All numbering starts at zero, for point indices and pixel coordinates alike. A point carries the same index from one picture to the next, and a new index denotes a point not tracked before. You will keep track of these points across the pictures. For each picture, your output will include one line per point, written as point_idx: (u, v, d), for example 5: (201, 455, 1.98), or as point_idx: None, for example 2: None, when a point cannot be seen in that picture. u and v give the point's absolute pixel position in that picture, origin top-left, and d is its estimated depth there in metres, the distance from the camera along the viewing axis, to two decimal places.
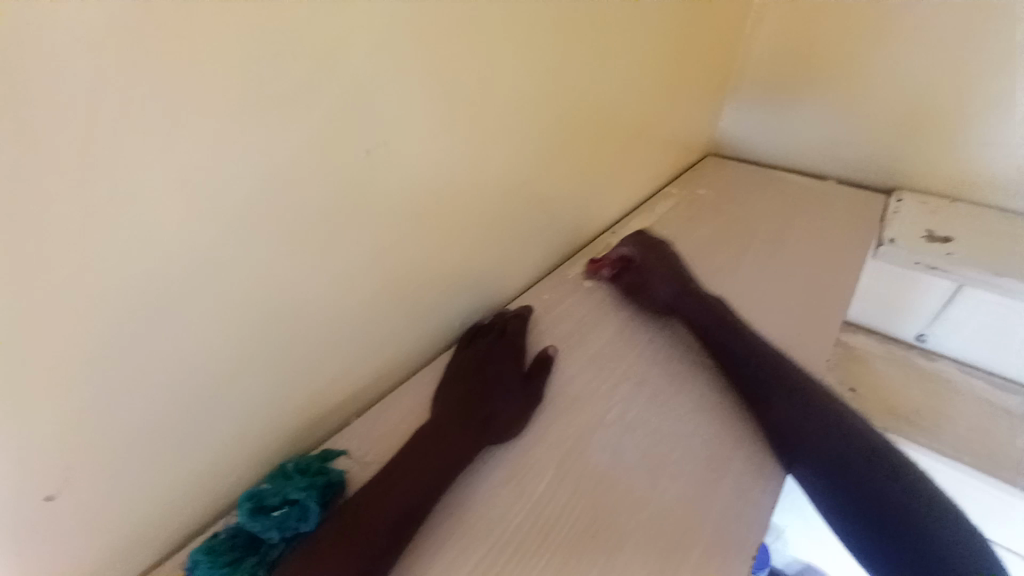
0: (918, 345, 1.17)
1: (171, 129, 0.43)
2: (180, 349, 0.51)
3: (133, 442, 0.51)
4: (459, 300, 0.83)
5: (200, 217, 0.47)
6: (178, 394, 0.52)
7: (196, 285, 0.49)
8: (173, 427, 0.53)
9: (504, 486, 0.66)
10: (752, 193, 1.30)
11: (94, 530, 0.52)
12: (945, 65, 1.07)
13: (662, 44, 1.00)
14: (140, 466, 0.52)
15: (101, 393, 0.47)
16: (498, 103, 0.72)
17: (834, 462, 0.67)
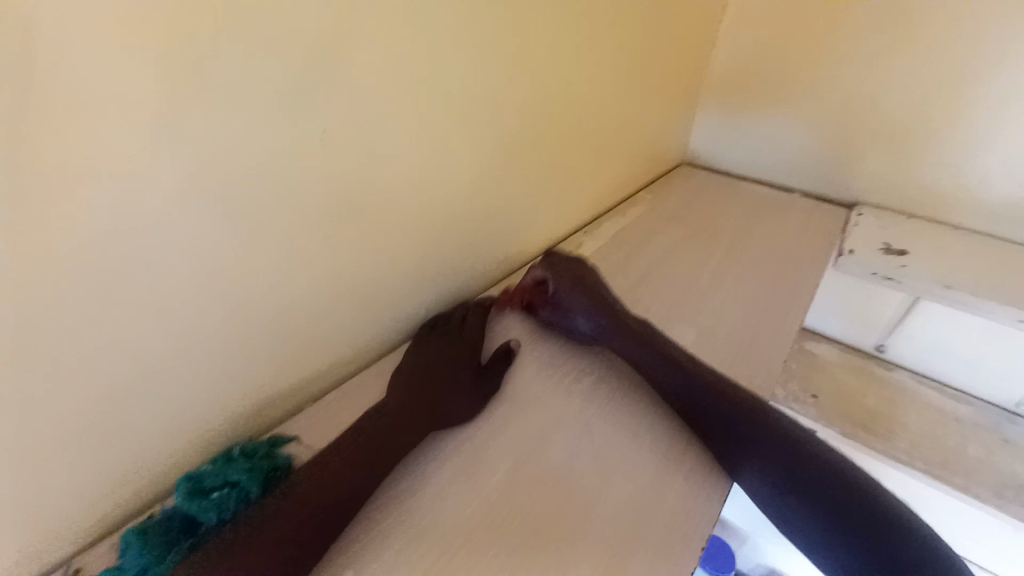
0: (879, 355, 1.39)
1: (125, 99, 0.44)
2: (121, 324, 0.51)
3: (70, 416, 0.51)
4: (425, 287, 0.85)
5: (148, 186, 0.48)
6: (117, 369, 0.53)
7: (140, 260, 0.50)
8: (111, 402, 0.53)
9: (454, 480, 0.66)
10: (720, 200, 1.36)
11: (17, 512, 0.51)
12: (898, 89, 1.19)
13: (634, 48, 1.08)
14: (71, 444, 0.52)
15: (34, 364, 0.47)
16: (470, 90, 0.77)
17: (782, 462, 0.67)
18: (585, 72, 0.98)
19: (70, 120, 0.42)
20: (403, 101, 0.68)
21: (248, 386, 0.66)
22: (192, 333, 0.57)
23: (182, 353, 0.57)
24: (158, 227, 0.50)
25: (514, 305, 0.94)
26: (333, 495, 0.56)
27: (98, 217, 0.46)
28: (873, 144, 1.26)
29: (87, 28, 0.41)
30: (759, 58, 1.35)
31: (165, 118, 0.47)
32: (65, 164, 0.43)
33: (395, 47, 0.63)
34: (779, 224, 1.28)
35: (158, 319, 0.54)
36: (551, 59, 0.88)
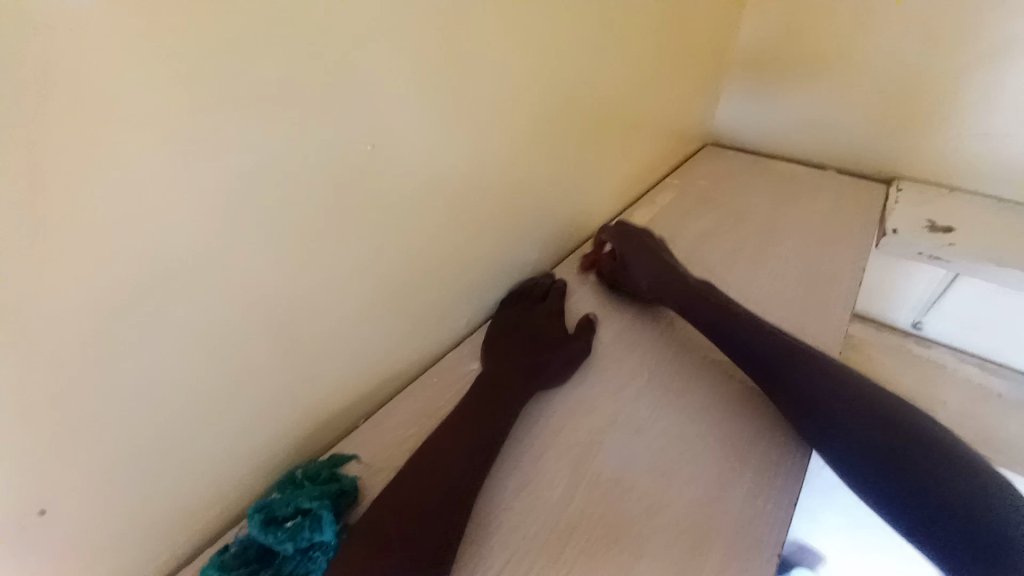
0: (915, 333, 1.35)
1: (163, 133, 0.43)
2: (176, 362, 0.51)
3: (133, 451, 0.51)
4: (466, 293, 0.85)
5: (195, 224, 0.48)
6: (178, 406, 0.53)
7: (189, 299, 0.50)
8: (173, 438, 0.54)
9: (516, 496, 0.66)
10: (752, 182, 1.32)
11: (93, 547, 0.52)
12: (936, 59, 1.13)
13: (660, 29, 1.03)
14: (139, 482, 0.53)
15: (99, 407, 0.48)
16: (500, 92, 0.74)
17: (866, 443, 0.64)
18: (614, 57, 0.93)
19: (115, 162, 0.41)
20: (433, 106, 0.65)
21: (302, 406, 0.66)
22: (241, 360, 0.57)
23: (233, 380, 0.57)
24: (206, 261, 0.50)
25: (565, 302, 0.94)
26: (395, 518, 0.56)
27: (148, 257, 0.46)
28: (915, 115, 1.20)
29: (123, 69, 0.39)
30: (783, 32, 1.30)
31: (201, 148, 0.46)
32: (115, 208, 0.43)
33: (422, 52, 0.61)
34: (814, 204, 1.24)
35: (208, 349, 0.54)
36: (579, 48, 0.84)
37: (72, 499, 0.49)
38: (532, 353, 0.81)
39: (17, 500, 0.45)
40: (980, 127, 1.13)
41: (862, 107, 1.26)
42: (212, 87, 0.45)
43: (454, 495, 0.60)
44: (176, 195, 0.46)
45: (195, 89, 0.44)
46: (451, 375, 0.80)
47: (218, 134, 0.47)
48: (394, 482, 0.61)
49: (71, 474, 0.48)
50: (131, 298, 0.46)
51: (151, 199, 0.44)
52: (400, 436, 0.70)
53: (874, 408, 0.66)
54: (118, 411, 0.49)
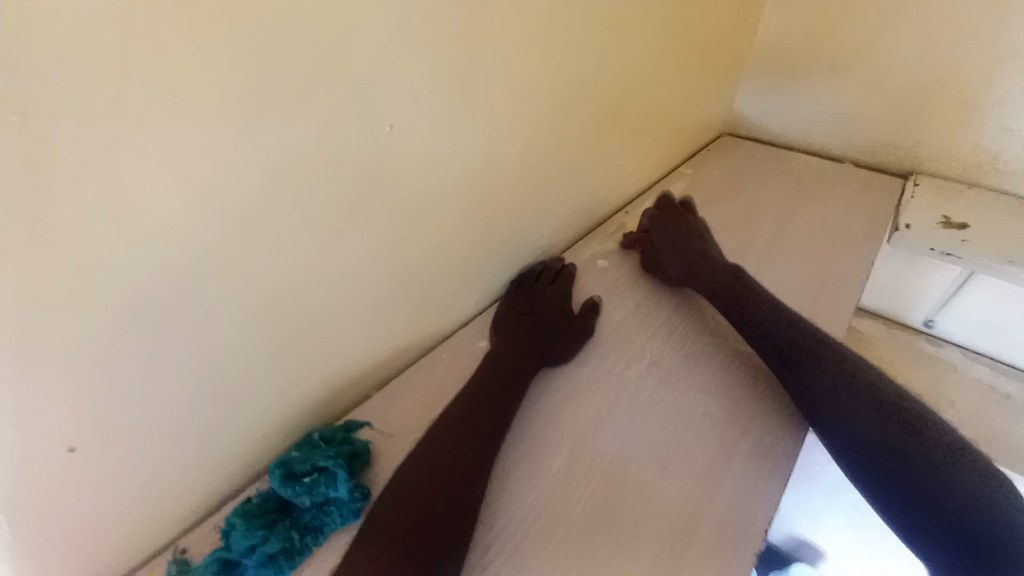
0: (926, 331, 1.34)
1: (200, 112, 0.45)
2: (206, 326, 0.55)
3: (167, 405, 0.56)
4: (479, 274, 0.87)
5: (227, 199, 0.51)
6: (208, 368, 0.57)
7: (219, 269, 0.53)
8: (200, 396, 0.58)
9: (520, 466, 0.69)
10: (767, 173, 1.32)
11: (130, 492, 0.57)
12: (969, 52, 1.10)
13: (683, 16, 1.02)
14: (170, 435, 0.57)
15: (135, 366, 0.51)
16: (520, 78, 0.75)
17: (858, 436, 0.67)
18: (634, 44, 0.93)
19: (156, 135, 0.43)
20: (455, 91, 0.67)
21: (320, 375, 0.70)
22: (266, 329, 0.61)
23: (257, 347, 0.61)
24: (237, 235, 0.53)
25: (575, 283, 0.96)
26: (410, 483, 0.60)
27: (184, 228, 0.49)
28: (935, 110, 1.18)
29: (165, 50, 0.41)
30: (812, 19, 1.26)
31: (235, 127, 0.48)
32: (153, 179, 0.45)
33: (446, 36, 0.62)
34: (829, 197, 1.23)
35: (237, 318, 0.57)
36: (601, 34, 0.84)
37: (105, 443, 0.53)
38: (541, 332, 0.84)
39: (59, 445, 0.49)
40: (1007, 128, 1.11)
41: (888, 99, 1.24)
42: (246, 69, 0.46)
43: (463, 464, 0.64)
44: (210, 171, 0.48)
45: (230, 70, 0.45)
46: (464, 353, 0.83)
47: (252, 113, 0.49)
48: (409, 450, 0.65)
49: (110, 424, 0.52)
50: (166, 266, 0.49)
51: (185, 173, 0.46)
52: (414, 407, 0.74)
53: (870, 401, 0.68)
54: (152, 370, 0.53)
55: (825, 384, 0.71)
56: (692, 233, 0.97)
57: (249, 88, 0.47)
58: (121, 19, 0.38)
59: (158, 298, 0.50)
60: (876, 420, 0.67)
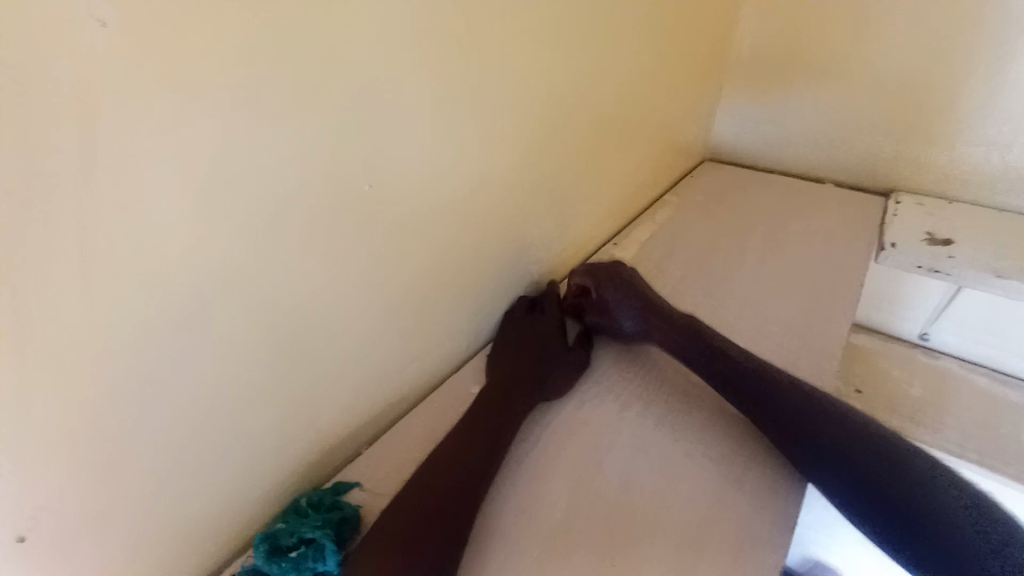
0: (921, 344, 1.33)
1: (168, 166, 0.45)
2: (179, 388, 0.53)
3: (143, 474, 0.53)
4: (468, 315, 0.86)
5: (204, 254, 0.50)
6: (183, 435, 0.55)
7: (194, 326, 0.51)
8: (173, 463, 0.55)
9: (519, 516, 0.67)
10: (750, 196, 1.33)
11: (90, 575, 0.52)
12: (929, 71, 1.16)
13: (657, 50, 1.07)
14: (140, 508, 0.54)
15: (100, 433, 0.48)
16: (501, 118, 0.77)
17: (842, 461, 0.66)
18: (612, 81, 0.96)
19: (128, 194, 0.43)
20: (440, 136, 0.69)
21: (308, 432, 0.68)
22: (253, 385, 0.59)
23: (243, 407, 0.59)
24: (213, 291, 0.52)
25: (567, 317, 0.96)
26: (405, 537, 0.58)
27: (159, 287, 0.48)
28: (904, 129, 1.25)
29: (137, 108, 0.42)
30: (780, 45, 1.32)
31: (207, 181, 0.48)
32: (125, 239, 0.44)
33: (429, 85, 0.64)
34: (815, 217, 1.24)
35: (220, 377, 0.55)
36: (579, 74, 0.88)
37: (71, 521, 0.49)
38: (536, 369, 0.82)
39: (5, 523, 0.45)
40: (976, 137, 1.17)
41: (860, 118, 1.29)
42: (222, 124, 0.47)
43: (457, 513, 0.62)
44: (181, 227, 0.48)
45: (207, 126, 0.46)
46: (456, 397, 0.81)
47: (230, 168, 0.49)
48: (401, 498, 0.63)
49: (79, 498, 0.49)
50: (132, 325, 0.47)
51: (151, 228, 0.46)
52: (406, 458, 0.71)
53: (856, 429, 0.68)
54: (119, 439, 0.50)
55: (820, 405, 0.71)
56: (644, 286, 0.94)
57: (230, 143, 0.48)
58: (98, 86, 0.40)
59: (134, 358, 0.48)
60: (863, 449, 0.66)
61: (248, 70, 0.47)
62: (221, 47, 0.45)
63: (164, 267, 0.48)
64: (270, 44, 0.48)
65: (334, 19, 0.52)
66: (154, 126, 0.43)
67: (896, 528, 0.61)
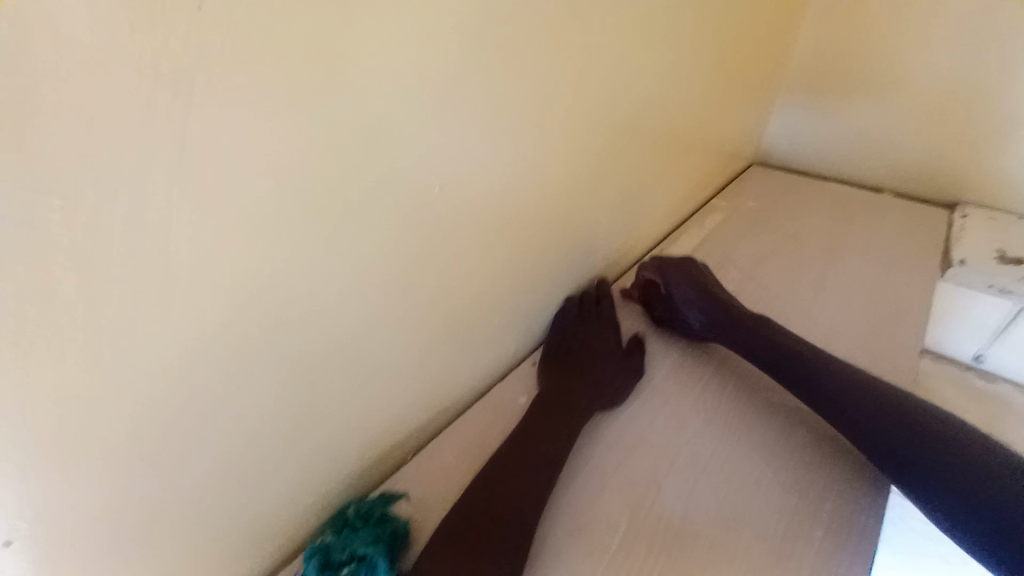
0: (977, 365, 1.25)
1: (244, 162, 0.43)
2: (243, 389, 0.52)
3: (200, 480, 0.53)
4: (516, 321, 0.83)
5: (272, 252, 0.49)
6: (245, 436, 0.54)
7: (261, 327, 0.51)
8: (235, 464, 0.55)
9: (575, 537, 0.64)
10: (803, 203, 1.27)
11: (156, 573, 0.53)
12: (1006, 77, 1.09)
13: (719, 47, 1.01)
14: (203, 508, 0.54)
15: (169, 435, 0.48)
16: (559, 117, 0.74)
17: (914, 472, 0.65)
18: (670, 82, 0.92)
19: (198, 205, 0.42)
20: (502, 139, 0.67)
21: (357, 436, 0.67)
22: (307, 389, 0.59)
23: (295, 412, 0.58)
24: (279, 292, 0.51)
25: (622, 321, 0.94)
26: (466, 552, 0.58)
27: (224, 295, 0.47)
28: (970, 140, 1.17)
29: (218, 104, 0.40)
30: (841, 45, 1.25)
31: (281, 181, 0.47)
32: (196, 250, 0.43)
33: (490, 90, 0.62)
34: (874, 229, 1.17)
35: (277, 382, 0.55)
36: (638, 76, 0.84)
37: (129, 530, 0.49)
38: (587, 380, 0.80)
39: (83, 522, 0.45)
40: None
41: (925, 125, 1.21)
42: (297, 119, 0.45)
43: (511, 524, 0.61)
44: (255, 225, 0.46)
45: (283, 122, 0.45)
46: (502, 407, 0.78)
47: (300, 171, 0.48)
48: (455, 508, 0.62)
49: (146, 503, 0.49)
50: (203, 327, 0.47)
51: (226, 225, 0.44)
52: (455, 470, 0.70)
53: (929, 437, 0.65)
54: (187, 440, 0.50)
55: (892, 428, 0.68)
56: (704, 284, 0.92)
57: (301, 151, 0.47)
58: (176, 80, 0.37)
59: (199, 363, 0.48)
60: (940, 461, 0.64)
61: (320, 78, 0.46)
62: (297, 55, 0.43)
63: (236, 266, 0.47)
64: (343, 49, 0.46)
65: (405, 23, 0.50)
66: (231, 137, 0.42)
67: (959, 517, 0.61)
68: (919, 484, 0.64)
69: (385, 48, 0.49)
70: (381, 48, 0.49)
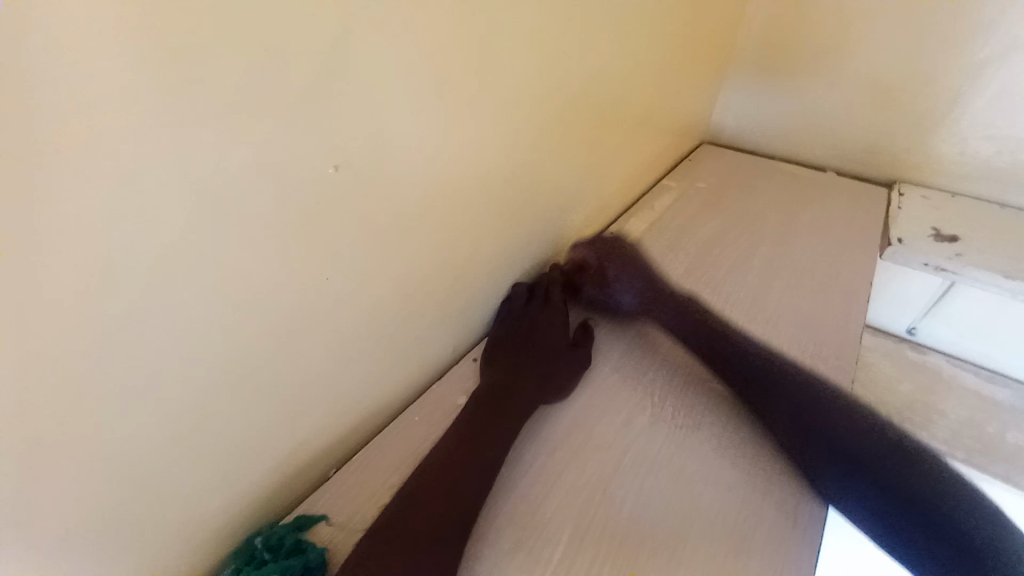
0: (910, 338, 1.28)
1: (76, 116, 0.33)
2: (123, 413, 0.43)
3: (29, 540, 0.42)
4: (455, 314, 0.77)
5: (141, 245, 0.39)
6: (128, 468, 0.46)
7: (136, 337, 0.42)
8: (118, 502, 0.46)
9: (515, 552, 0.59)
10: (752, 183, 1.26)
11: None
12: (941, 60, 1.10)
13: (665, 21, 0.96)
14: (82, 556, 0.46)
15: (21, 472, 0.39)
16: (492, 92, 0.66)
17: (850, 463, 0.66)
18: (616, 56, 0.86)
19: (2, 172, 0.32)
20: (428, 120, 0.59)
21: (269, 457, 0.59)
22: (196, 417, 0.49)
23: (182, 444, 0.49)
24: (157, 294, 0.42)
25: (573, 309, 0.90)
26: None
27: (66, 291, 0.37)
28: (908, 121, 1.18)
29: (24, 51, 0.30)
30: (788, 22, 1.22)
31: (137, 153, 0.37)
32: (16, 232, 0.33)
33: (410, 64, 0.53)
34: (820, 210, 1.17)
35: (145, 414, 0.45)
36: (579, 51, 0.77)
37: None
38: (534, 373, 0.75)
39: None
40: (979, 132, 1.12)
41: (869, 107, 1.21)
42: (148, 74, 0.35)
43: (445, 538, 0.56)
44: (110, 206, 0.37)
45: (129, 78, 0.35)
46: (438, 412, 0.72)
47: (162, 139, 0.37)
48: (381, 522, 0.57)
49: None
50: (53, 337, 0.37)
51: (64, 202, 0.35)
52: (385, 486, 0.64)
53: (854, 430, 0.68)
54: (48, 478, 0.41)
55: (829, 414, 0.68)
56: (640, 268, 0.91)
57: (152, 115, 0.36)
58: None
59: (52, 383, 0.38)
60: (864, 450, 0.66)
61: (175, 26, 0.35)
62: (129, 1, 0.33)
63: (86, 259, 0.37)
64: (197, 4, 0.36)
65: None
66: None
67: (885, 509, 0.63)
68: (846, 480, 0.65)
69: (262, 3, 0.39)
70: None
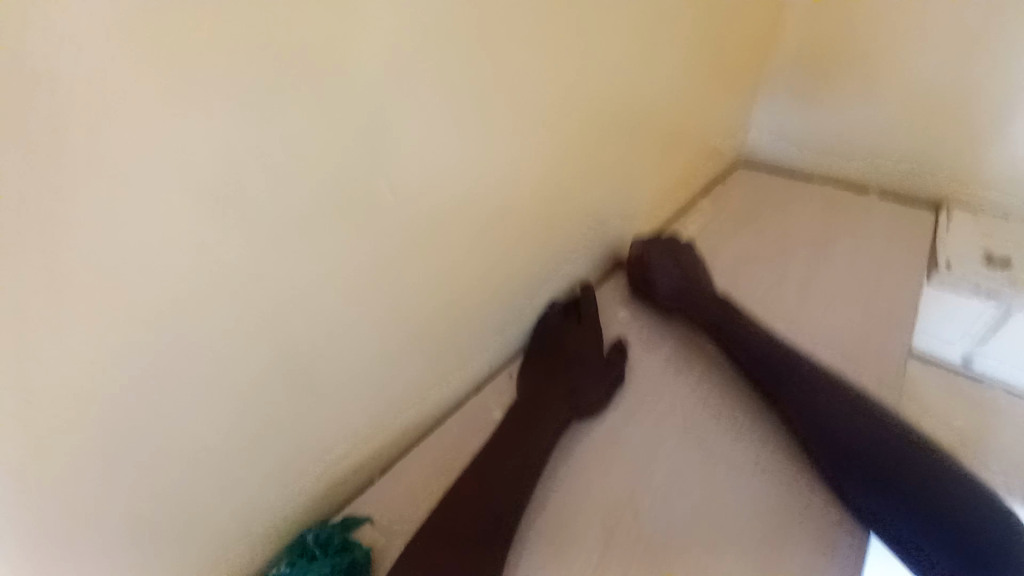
0: (964, 367, 1.22)
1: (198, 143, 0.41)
2: (205, 399, 0.50)
3: (121, 511, 0.47)
4: (493, 328, 0.80)
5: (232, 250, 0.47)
6: (207, 449, 0.52)
7: (222, 331, 0.48)
8: (194, 484, 0.52)
9: (544, 561, 0.61)
10: (787, 205, 1.25)
11: None
12: (982, 75, 1.09)
13: (697, 46, 0.99)
14: (161, 533, 0.51)
15: (122, 445, 0.46)
16: (529, 117, 0.70)
17: (895, 483, 0.62)
18: (648, 81, 0.90)
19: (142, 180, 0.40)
20: (471, 143, 0.64)
21: (317, 457, 0.63)
22: (258, 412, 0.55)
23: (245, 435, 0.55)
24: (239, 295, 0.48)
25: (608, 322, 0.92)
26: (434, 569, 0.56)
27: (177, 284, 0.44)
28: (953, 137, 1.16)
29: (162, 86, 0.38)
30: (823, 43, 1.23)
31: (236, 170, 0.44)
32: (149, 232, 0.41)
33: (454, 92, 0.59)
34: (861, 230, 1.16)
35: (216, 407, 0.51)
36: (611, 80, 0.81)
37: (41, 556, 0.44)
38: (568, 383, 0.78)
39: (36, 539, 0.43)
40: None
41: (911, 123, 1.20)
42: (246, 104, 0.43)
43: (477, 530, 0.60)
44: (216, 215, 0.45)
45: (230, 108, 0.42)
46: (475, 423, 0.75)
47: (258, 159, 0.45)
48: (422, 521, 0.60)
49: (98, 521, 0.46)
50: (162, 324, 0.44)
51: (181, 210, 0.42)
52: (422, 491, 0.67)
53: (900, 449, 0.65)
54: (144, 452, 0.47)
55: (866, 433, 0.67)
56: (671, 283, 0.91)
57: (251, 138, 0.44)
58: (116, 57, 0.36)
59: (155, 367, 0.45)
60: (909, 467, 0.63)
61: (272, 65, 0.43)
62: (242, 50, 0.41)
63: (197, 258, 0.45)
64: (280, 51, 0.43)
65: (352, 28, 0.47)
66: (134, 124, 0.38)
67: (931, 535, 0.59)
68: (889, 504, 0.62)
69: (336, 51, 0.47)
70: (327, 42, 0.46)
